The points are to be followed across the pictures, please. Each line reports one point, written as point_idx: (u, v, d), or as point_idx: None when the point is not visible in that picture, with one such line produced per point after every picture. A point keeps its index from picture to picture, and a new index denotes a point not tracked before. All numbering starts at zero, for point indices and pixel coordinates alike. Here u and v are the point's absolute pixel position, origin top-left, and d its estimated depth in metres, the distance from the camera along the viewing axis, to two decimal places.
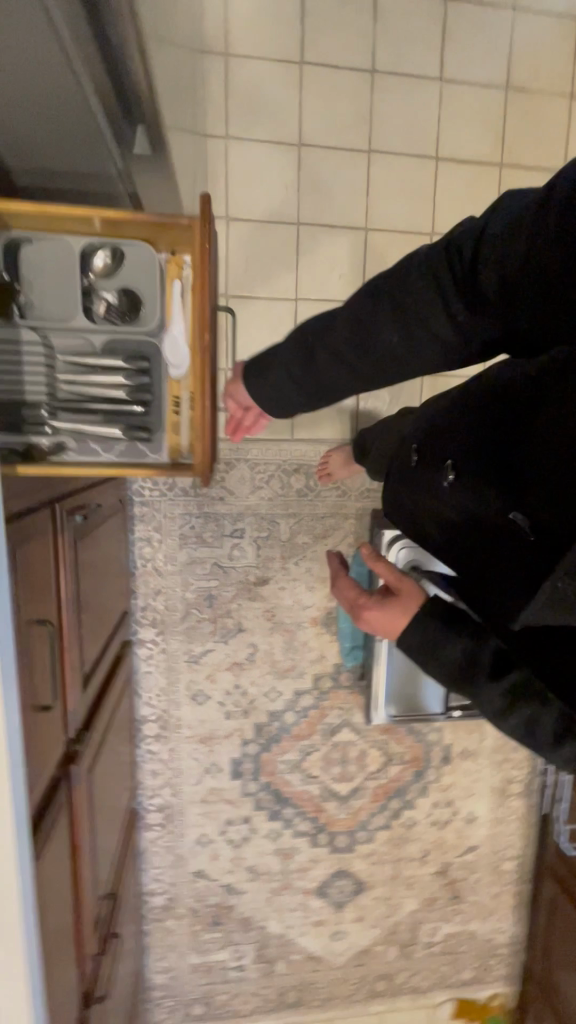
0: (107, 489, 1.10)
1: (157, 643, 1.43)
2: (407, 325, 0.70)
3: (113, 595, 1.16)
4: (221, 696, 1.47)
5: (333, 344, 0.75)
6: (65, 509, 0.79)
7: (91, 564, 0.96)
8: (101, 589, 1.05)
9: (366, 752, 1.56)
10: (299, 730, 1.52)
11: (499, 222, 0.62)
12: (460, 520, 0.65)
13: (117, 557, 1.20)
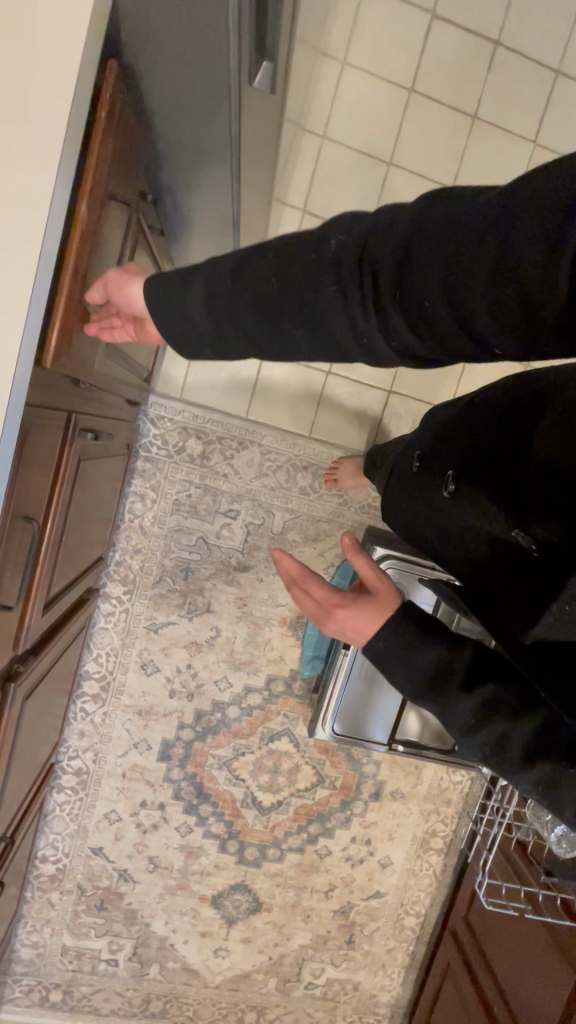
0: (121, 432, 1.09)
1: (122, 602, 1.39)
2: (312, 318, 0.46)
3: (97, 537, 1.15)
4: (170, 672, 1.43)
5: (239, 315, 0.48)
6: (79, 421, 0.78)
7: (86, 492, 0.95)
8: (85, 524, 1.02)
9: (299, 767, 1.51)
10: (239, 727, 1.47)
11: (444, 210, 0.43)
12: (458, 532, 0.66)
13: (109, 501, 1.17)
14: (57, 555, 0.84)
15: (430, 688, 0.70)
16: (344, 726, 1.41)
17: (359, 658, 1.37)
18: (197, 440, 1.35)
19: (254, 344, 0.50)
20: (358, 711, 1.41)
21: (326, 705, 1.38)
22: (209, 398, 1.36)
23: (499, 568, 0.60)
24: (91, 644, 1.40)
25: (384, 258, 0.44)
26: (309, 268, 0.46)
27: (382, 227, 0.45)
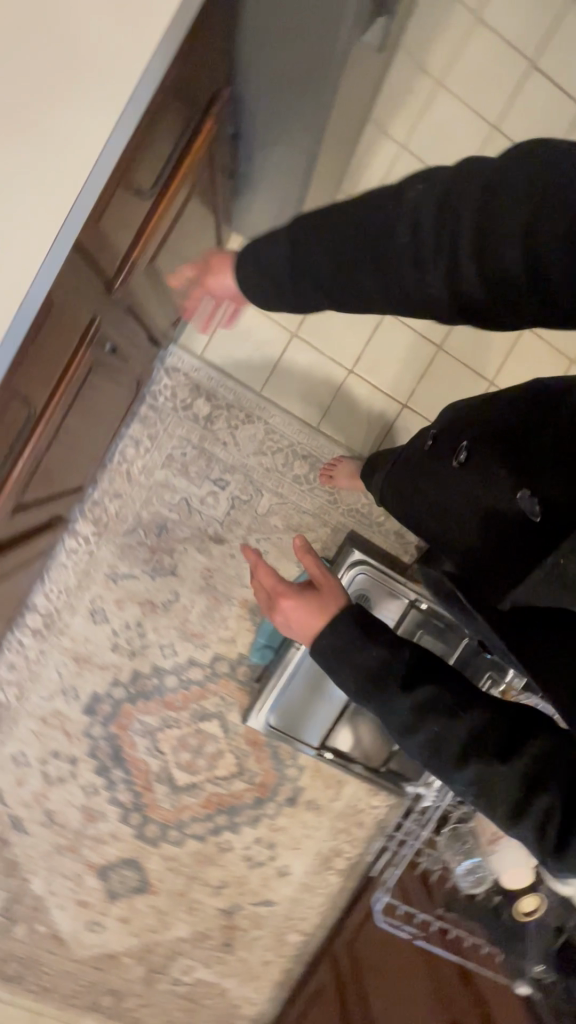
0: (134, 362, 1.06)
1: (89, 543, 1.35)
2: (366, 285, 0.63)
3: (82, 462, 1.11)
4: (118, 626, 1.39)
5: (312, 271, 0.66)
6: (99, 325, 0.75)
7: (86, 409, 0.92)
8: (76, 441, 0.98)
9: (221, 755, 1.47)
10: (172, 699, 1.43)
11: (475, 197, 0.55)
12: (459, 505, 0.68)
13: (105, 429, 1.13)
14: (41, 458, 0.81)
15: (378, 675, 0.72)
16: (282, 723, 1.39)
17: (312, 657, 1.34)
18: (206, 402, 1.34)
19: (319, 290, 0.67)
20: (300, 709, 1.38)
21: (268, 697, 1.37)
22: (228, 365, 1.35)
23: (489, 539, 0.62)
24: (45, 578, 1.35)
25: (412, 240, 0.58)
26: (356, 244, 0.62)
27: (415, 209, 0.58)
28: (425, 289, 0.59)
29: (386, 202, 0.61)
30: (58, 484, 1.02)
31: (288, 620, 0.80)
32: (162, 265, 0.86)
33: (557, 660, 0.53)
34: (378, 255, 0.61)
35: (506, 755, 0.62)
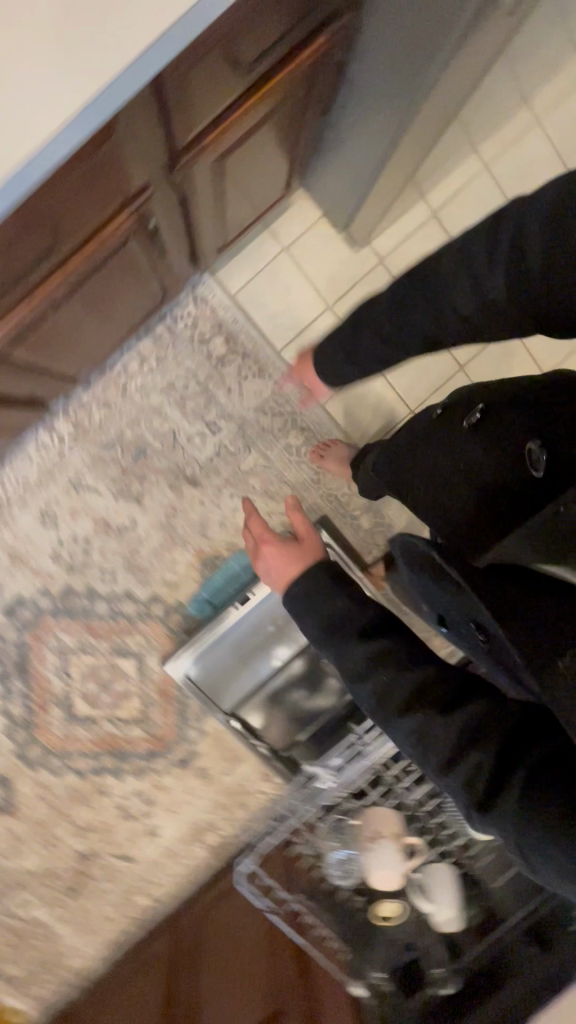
0: (166, 271, 1.03)
1: (62, 444, 1.30)
2: (423, 328, 0.73)
3: (84, 355, 1.07)
4: (64, 535, 1.33)
5: (375, 325, 0.79)
6: (150, 197, 0.71)
7: (109, 292, 0.88)
8: (86, 323, 0.93)
9: (127, 698, 1.42)
10: (97, 626, 1.38)
11: (509, 227, 0.59)
12: (466, 473, 0.70)
13: (118, 328, 1.09)
14: (47, 319, 0.76)
15: (339, 624, 0.77)
16: (200, 679, 1.35)
17: (248, 618, 1.31)
18: (221, 342, 1.31)
19: (387, 340, 0.78)
20: (222, 670, 1.35)
21: (192, 650, 1.32)
22: (256, 314, 1.32)
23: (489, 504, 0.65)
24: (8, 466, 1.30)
25: (453, 277, 0.67)
26: (411, 291, 0.72)
27: (458, 252, 0.65)
28: (473, 321, 0.67)
29: (435, 257, 0.69)
30: (52, 364, 0.98)
31: (271, 565, 0.94)
32: (226, 173, 0.84)
33: (516, 609, 0.49)
34: (426, 298, 0.71)
35: (447, 709, 0.63)
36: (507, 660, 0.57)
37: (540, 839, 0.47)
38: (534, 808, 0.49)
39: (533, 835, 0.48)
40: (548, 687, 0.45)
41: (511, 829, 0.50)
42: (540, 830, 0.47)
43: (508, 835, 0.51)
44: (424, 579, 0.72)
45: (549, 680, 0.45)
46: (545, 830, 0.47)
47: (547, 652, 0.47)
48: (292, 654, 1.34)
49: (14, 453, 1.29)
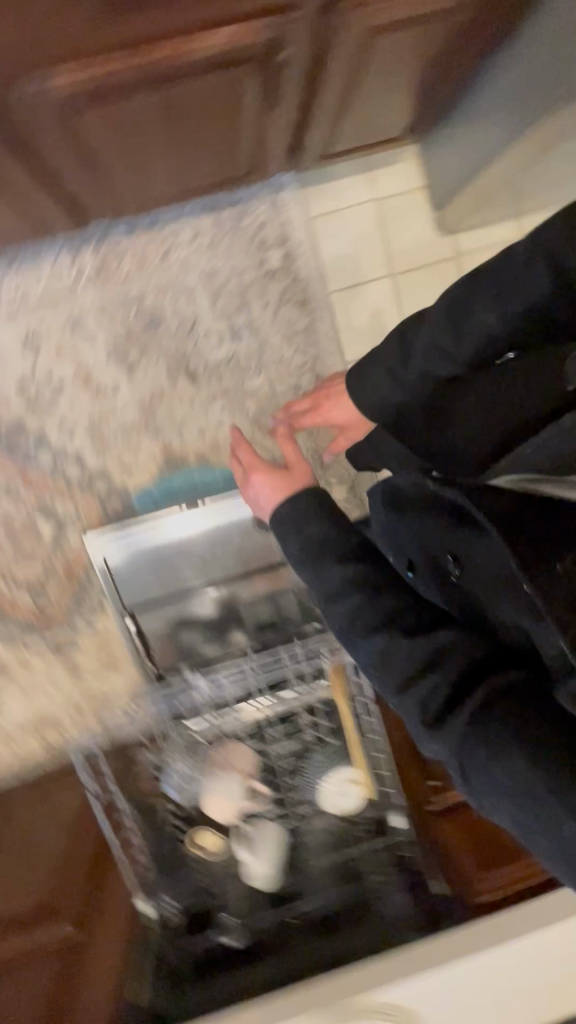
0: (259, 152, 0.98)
1: (75, 276, 1.21)
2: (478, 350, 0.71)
3: (142, 193, 1.01)
4: (39, 368, 1.24)
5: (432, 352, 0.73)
6: (295, 24, 0.66)
7: (203, 121, 0.81)
8: (165, 148, 0.86)
9: (31, 560, 1.32)
10: (30, 474, 1.28)
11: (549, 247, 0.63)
12: (496, 430, 0.64)
13: (192, 179, 1.01)
14: (130, 102, 0.70)
15: (321, 552, 0.84)
16: (118, 564, 1.25)
17: (200, 528, 1.26)
18: (277, 254, 1.26)
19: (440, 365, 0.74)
20: (144, 566, 1.26)
21: (128, 531, 1.25)
22: (319, 246, 1.27)
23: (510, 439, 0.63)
24: (9, 271, 1.19)
25: (525, 267, 0.65)
26: (473, 290, 0.70)
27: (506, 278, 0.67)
28: (540, 313, 0.66)
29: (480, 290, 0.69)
30: (107, 178, 0.91)
31: (260, 492, 0.95)
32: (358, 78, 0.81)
33: (523, 526, 0.57)
34: (492, 293, 0.68)
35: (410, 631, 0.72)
36: (489, 586, 0.66)
37: (491, 746, 0.56)
38: (491, 719, 0.58)
39: (484, 748, 0.57)
40: (541, 576, 0.55)
41: (458, 739, 0.60)
42: (492, 735, 0.57)
43: (457, 746, 0.60)
44: (414, 519, 0.79)
45: (534, 571, 0.55)
46: (497, 735, 0.56)
47: (544, 562, 0.56)
48: (222, 588, 1.28)
49: (20, 262, 1.19)
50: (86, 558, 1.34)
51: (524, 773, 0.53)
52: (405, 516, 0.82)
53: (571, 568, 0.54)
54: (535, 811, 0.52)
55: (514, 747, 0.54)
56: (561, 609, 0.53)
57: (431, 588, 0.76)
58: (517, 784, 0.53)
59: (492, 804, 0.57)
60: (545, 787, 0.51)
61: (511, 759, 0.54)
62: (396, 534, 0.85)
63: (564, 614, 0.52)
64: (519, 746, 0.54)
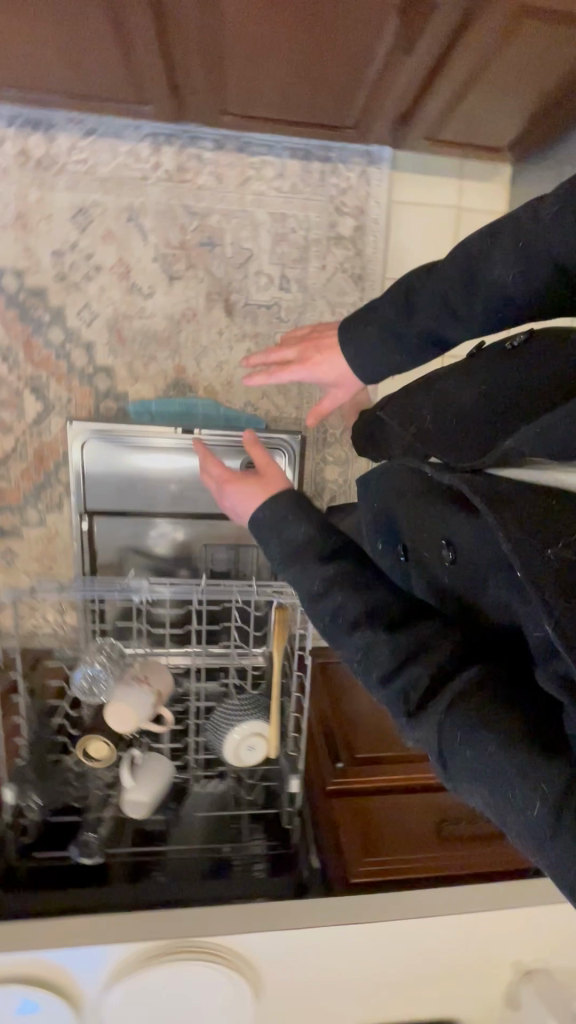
0: (372, 105, 0.96)
1: (146, 166, 1.17)
2: (459, 319, 0.74)
3: (243, 99, 0.97)
4: (79, 246, 1.20)
5: (420, 319, 0.76)
6: None
7: (335, 30, 0.79)
8: (286, 50, 0.84)
9: (6, 431, 1.28)
10: (33, 346, 1.24)
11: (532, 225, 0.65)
12: (488, 415, 0.69)
13: (299, 110, 0.98)
14: None
15: (300, 552, 0.76)
16: (91, 468, 1.18)
17: (185, 460, 1.20)
18: (348, 224, 1.24)
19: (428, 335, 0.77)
20: (117, 480, 1.20)
21: (110, 435, 1.16)
22: (395, 235, 1.27)
23: (506, 421, 0.67)
24: (80, 134, 1.14)
25: (546, 226, 0.64)
26: (489, 246, 0.69)
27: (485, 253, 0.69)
28: (556, 281, 0.65)
29: (462, 266, 0.72)
30: (216, 53, 0.87)
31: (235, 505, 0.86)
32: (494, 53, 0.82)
33: (513, 513, 0.54)
34: (511, 249, 0.67)
35: (391, 627, 0.68)
36: (483, 571, 0.61)
37: (469, 729, 0.55)
38: (472, 703, 0.57)
39: (462, 734, 0.56)
40: (534, 573, 0.50)
41: (434, 718, 0.59)
42: (471, 716, 0.55)
43: (436, 731, 0.58)
44: (413, 510, 0.70)
45: (533, 566, 0.50)
46: (476, 718, 0.55)
47: (541, 533, 0.53)
48: (184, 526, 1.24)
49: (95, 130, 1.14)
50: (60, 451, 1.30)
51: (498, 755, 0.52)
52: (397, 503, 0.73)
53: (561, 557, 0.51)
54: (507, 793, 0.51)
55: (491, 729, 0.54)
56: (554, 601, 0.48)
57: (424, 582, 0.69)
58: (495, 767, 0.53)
59: (468, 785, 0.56)
60: (518, 769, 0.51)
61: (489, 745, 0.53)
62: (386, 518, 0.75)
63: (559, 608, 0.48)
64: (496, 729, 0.54)
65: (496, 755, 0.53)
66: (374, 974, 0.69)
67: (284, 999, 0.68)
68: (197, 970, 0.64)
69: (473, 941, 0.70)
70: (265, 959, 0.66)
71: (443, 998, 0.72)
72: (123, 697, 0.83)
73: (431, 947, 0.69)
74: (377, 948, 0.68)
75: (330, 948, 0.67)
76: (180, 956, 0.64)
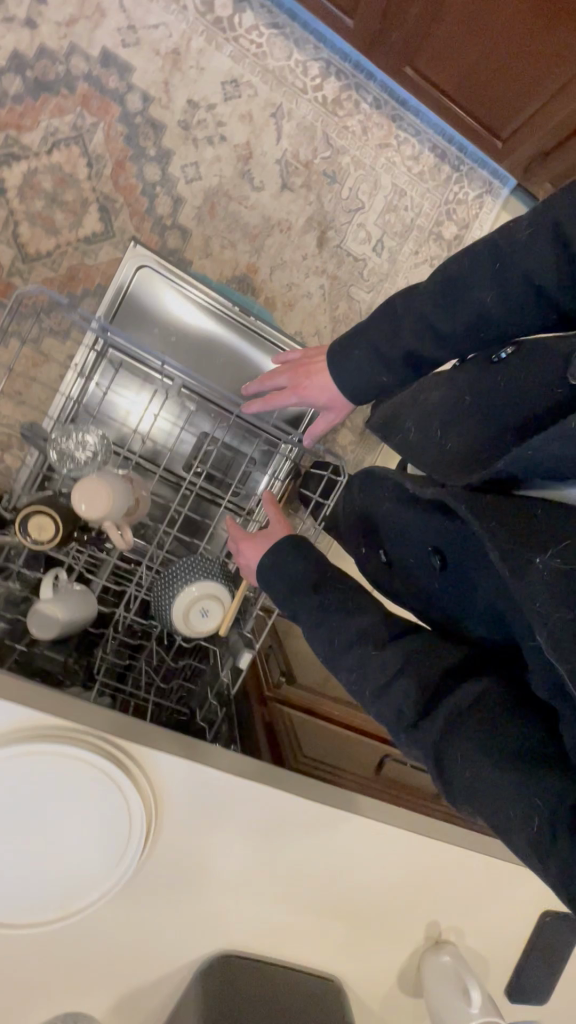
0: (535, 117, 1.09)
1: (309, 81, 1.21)
2: (429, 341, 0.62)
3: (436, 53, 1.05)
4: (215, 110, 1.18)
5: (390, 348, 0.64)
6: None
7: (552, 24, 0.95)
8: (502, 22, 0.97)
9: (51, 233, 1.16)
10: (123, 169, 1.17)
11: (495, 248, 0.56)
12: (483, 435, 0.53)
13: (469, 93, 1.10)
14: None
15: (296, 584, 0.65)
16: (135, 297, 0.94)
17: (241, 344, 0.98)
18: (450, 230, 1.34)
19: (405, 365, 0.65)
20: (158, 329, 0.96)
21: (174, 272, 0.94)
22: None
23: (497, 444, 0.52)
24: (266, 21, 1.18)
25: (527, 243, 0.54)
26: (468, 267, 0.58)
27: (446, 279, 0.60)
28: (536, 303, 0.55)
29: (424, 293, 0.61)
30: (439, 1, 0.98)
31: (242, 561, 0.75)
32: None
33: (507, 502, 0.47)
34: (488, 270, 0.57)
35: (391, 640, 0.56)
36: (471, 572, 0.59)
37: (469, 751, 0.45)
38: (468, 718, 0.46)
39: (454, 747, 0.46)
40: (522, 585, 0.42)
41: (427, 750, 0.48)
42: (467, 735, 0.45)
43: (431, 752, 0.47)
44: (396, 518, 0.69)
45: (523, 575, 0.42)
46: (475, 735, 0.45)
47: (522, 550, 0.43)
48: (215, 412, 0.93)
49: (280, 26, 1.18)
50: (96, 280, 1.19)
51: (501, 784, 0.42)
52: (381, 502, 0.73)
53: (545, 566, 0.42)
54: (507, 820, 0.42)
55: (491, 752, 0.44)
56: (544, 609, 0.40)
57: (414, 582, 0.69)
58: (496, 796, 0.42)
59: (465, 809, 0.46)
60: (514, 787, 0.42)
61: (489, 772, 0.43)
62: (371, 517, 0.77)
63: (549, 612, 0.40)
64: (498, 749, 0.44)
65: (497, 779, 0.43)
66: (282, 873, 0.57)
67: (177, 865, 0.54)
68: (90, 775, 0.48)
69: (399, 869, 0.60)
70: (174, 787, 0.52)
71: (339, 948, 0.60)
72: (103, 477, 0.69)
73: (358, 857, 0.59)
74: (304, 833, 0.57)
75: (259, 809, 0.55)
76: (81, 747, 0.48)
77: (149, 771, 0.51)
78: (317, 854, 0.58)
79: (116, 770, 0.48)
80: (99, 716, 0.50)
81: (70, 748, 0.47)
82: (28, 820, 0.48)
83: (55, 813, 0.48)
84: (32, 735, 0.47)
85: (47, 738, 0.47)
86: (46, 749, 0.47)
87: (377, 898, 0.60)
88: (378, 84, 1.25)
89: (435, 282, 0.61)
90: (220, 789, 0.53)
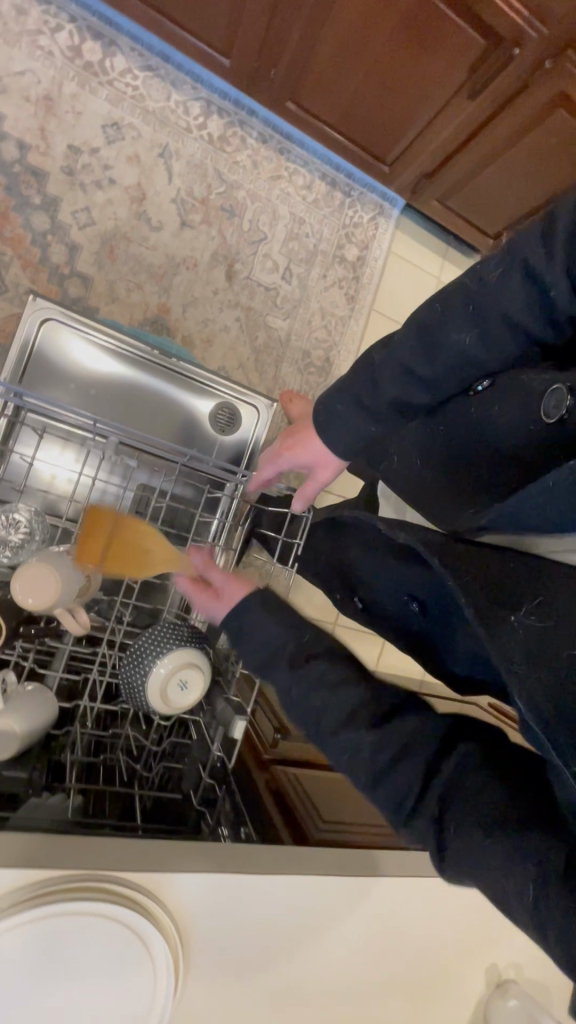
0: (415, 141, 1.16)
1: (192, 120, 1.21)
2: (411, 385, 0.55)
3: (315, 86, 1.08)
4: (100, 154, 1.14)
5: (367, 397, 0.57)
6: None
7: (424, 57, 1.00)
8: (375, 57, 1.01)
9: None
10: (8, 220, 1.09)
11: (469, 287, 0.51)
12: (449, 489, 0.52)
13: (354, 122, 1.14)
14: None
15: None
16: (40, 350, 0.83)
17: (164, 383, 0.90)
18: (352, 251, 1.38)
19: (385, 414, 0.57)
20: (71, 387, 0.85)
21: (79, 321, 0.83)
22: (388, 280, 1.43)
23: (466, 487, 0.51)
24: (139, 65, 1.16)
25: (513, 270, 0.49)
26: (446, 310, 0.52)
27: (420, 321, 0.54)
28: (516, 344, 0.51)
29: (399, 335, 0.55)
30: (313, 39, 1.00)
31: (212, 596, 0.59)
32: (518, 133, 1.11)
33: (471, 557, 0.42)
34: (463, 312, 0.51)
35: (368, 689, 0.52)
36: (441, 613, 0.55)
37: (466, 801, 0.42)
38: (464, 759, 0.44)
39: (446, 820, 0.42)
40: (495, 639, 0.37)
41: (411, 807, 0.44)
42: (457, 799, 0.42)
43: (433, 813, 0.43)
44: (361, 550, 0.66)
45: (497, 628, 0.38)
46: (459, 800, 0.42)
47: (493, 606, 0.39)
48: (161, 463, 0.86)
49: (154, 69, 1.17)
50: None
51: (502, 834, 0.39)
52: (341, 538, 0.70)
53: (530, 622, 0.37)
54: (500, 884, 0.39)
55: (492, 799, 0.41)
56: (520, 666, 0.36)
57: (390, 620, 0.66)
58: (495, 864, 0.39)
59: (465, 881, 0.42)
60: (499, 859, 0.39)
61: (485, 839, 0.40)
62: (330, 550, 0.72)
63: (526, 673, 0.35)
64: (488, 805, 0.41)
65: (483, 839, 0.40)
66: (324, 964, 0.56)
67: (227, 981, 0.52)
68: (111, 928, 0.45)
69: (435, 921, 0.62)
70: (192, 908, 0.49)
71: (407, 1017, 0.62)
72: (50, 561, 0.62)
73: (402, 919, 0.60)
74: (342, 911, 0.56)
75: (303, 902, 0.54)
76: (92, 898, 0.44)
77: (170, 901, 0.48)
78: (362, 929, 0.58)
79: (128, 913, 0.45)
80: (104, 854, 0.46)
81: (79, 903, 0.43)
82: (57, 986, 0.44)
83: (73, 975, 0.44)
84: (32, 896, 0.43)
85: (50, 897, 0.43)
86: (59, 914, 0.43)
87: (424, 964, 0.62)
88: (260, 119, 1.27)
89: (407, 326, 0.55)
90: (244, 896, 0.51)
